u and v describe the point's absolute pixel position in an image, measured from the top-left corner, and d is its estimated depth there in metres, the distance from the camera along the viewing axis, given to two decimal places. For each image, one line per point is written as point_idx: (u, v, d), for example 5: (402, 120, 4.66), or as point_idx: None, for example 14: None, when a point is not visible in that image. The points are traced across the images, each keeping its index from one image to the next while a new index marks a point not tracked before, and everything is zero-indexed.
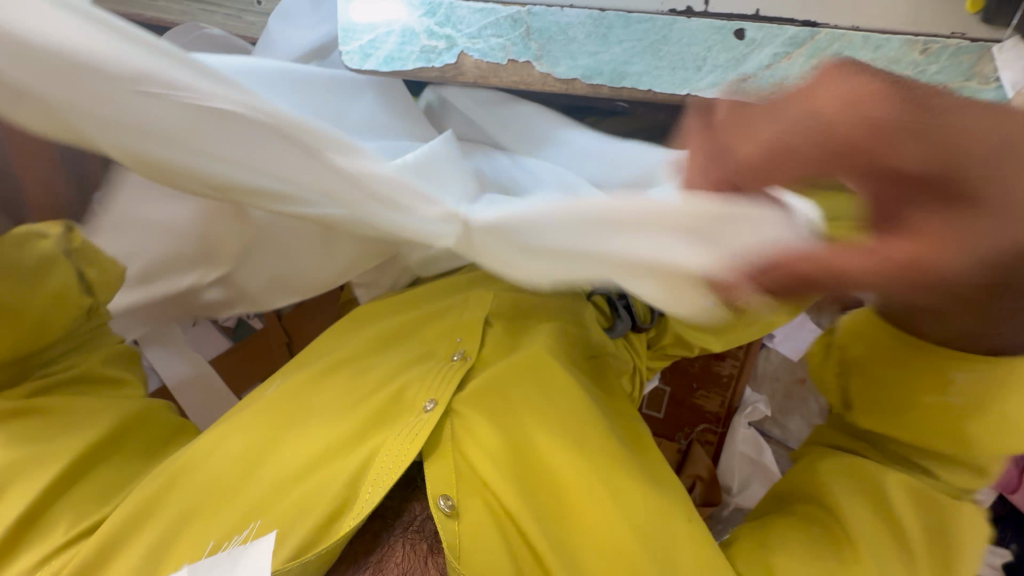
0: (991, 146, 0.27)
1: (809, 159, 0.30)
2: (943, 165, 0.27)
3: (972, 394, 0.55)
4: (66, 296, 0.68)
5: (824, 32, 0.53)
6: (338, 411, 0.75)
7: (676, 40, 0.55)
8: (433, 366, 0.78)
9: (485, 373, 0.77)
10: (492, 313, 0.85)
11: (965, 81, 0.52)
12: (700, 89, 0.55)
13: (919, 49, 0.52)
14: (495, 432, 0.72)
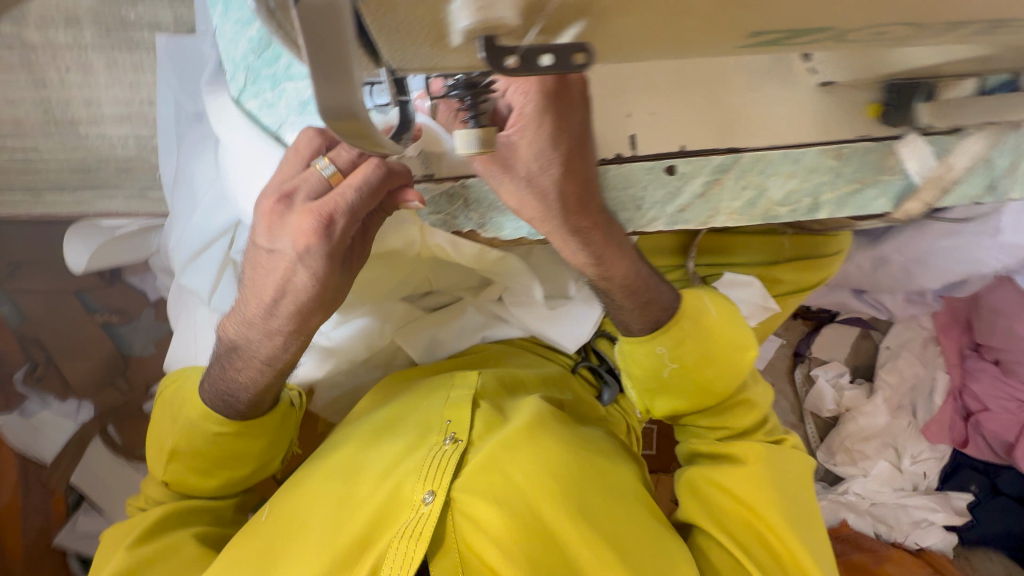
0: (586, 187, 0.46)
1: (582, 166, 0.45)
2: (561, 161, 0.43)
3: (687, 363, 0.56)
4: (205, 436, 0.61)
5: (749, 155, 0.54)
6: (333, 518, 0.56)
7: (612, 186, 0.55)
8: (425, 455, 0.59)
9: (486, 452, 0.59)
10: (479, 392, 0.67)
11: (877, 175, 0.56)
12: (642, 225, 0.58)
13: (833, 156, 0.54)
14: (507, 513, 0.54)
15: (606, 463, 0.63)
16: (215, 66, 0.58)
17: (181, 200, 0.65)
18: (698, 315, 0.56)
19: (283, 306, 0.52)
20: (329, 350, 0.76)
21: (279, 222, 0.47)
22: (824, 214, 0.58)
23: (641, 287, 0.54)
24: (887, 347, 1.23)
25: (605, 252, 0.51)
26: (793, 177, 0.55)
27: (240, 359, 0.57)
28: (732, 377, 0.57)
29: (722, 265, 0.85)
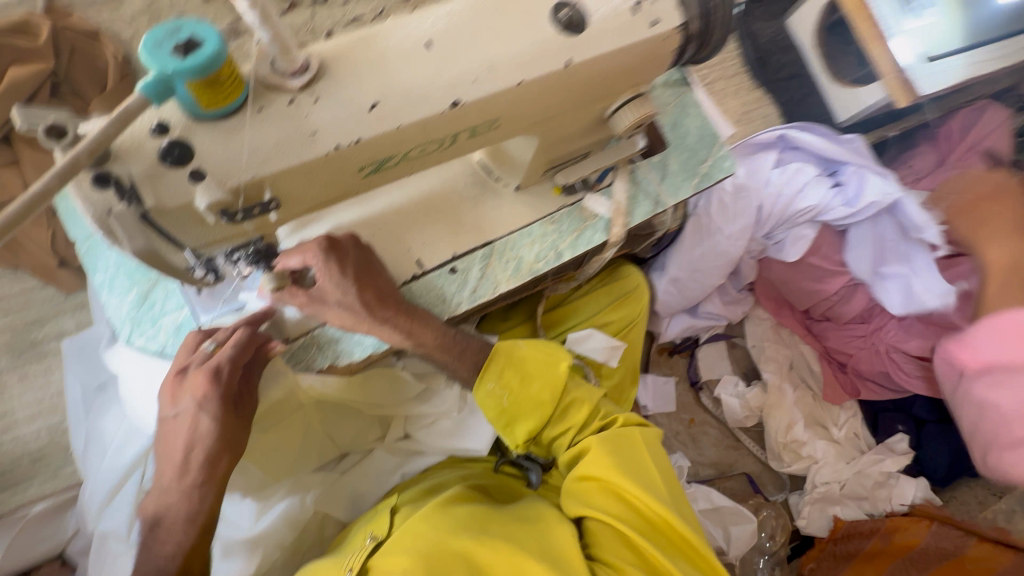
0: (384, 290, 0.67)
1: (375, 280, 0.67)
2: (357, 276, 0.65)
3: (513, 386, 0.72)
4: None
5: (499, 241, 0.81)
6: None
7: (421, 294, 0.78)
8: (343, 558, 0.65)
9: (399, 527, 0.65)
10: (399, 500, 0.74)
11: (585, 223, 0.85)
12: (454, 310, 0.78)
13: (551, 223, 0.83)
14: (417, 551, 0.60)
15: (514, 500, 0.70)
16: (106, 334, 0.76)
17: (95, 456, 0.75)
18: (511, 349, 0.73)
19: (189, 465, 0.61)
20: (252, 544, 0.80)
21: (179, 387, 0.61)
22: (570, 256, 0.83)
23: (457, 343, 0.72)
24: (754, 345, 1.41)
25: (419, 329, 0.69)
26: (535, 243, 0.82)
27: (163, 533, 0.63)
28: (557, 385, 0.72)
29: (565, 331, 1.07)
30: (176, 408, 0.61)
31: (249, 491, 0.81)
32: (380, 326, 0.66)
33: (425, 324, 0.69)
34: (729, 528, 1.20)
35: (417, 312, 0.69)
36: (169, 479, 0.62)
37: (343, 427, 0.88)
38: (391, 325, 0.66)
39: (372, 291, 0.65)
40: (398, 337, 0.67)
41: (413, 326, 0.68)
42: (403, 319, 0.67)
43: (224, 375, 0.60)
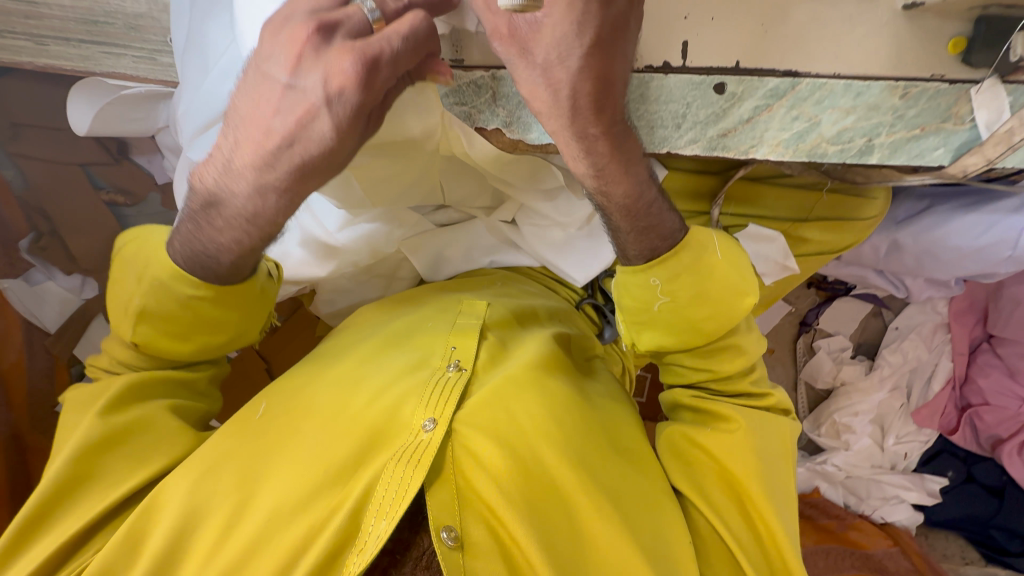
0: (607, 93, 0.46)
1: (607, 69, 0.44)
2: (595, 43, 0.42)
3: (677, 294, 0.56)
4: (173, 298, 0.59)
5: (807, 81, 0.49)
6: (329, 431, 0.56)
7: (654, 98, 0.51)
8: (426, 379, 0.60)
9: (489, 386, 0.60)
10: (487, 322, 0.68)
11: (941, 123, 0.51)
12: (679, 146, 0.54)
13: (899, 95, 0.50)
14: (512, 457, 0.55)
15: (605, 416, 0.63)
16: None
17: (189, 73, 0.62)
18: (701, 252, 0.56)
19: (282, 155, 0.48)
20: (331, 252, 0.74)
21: (312, 54, 0.45)
22: (875, 159, 0.54)
23: (642, 210, 0.54)
24: (895, 328, 1.21)
25: (611, 169, 0.51)
26: (851, 114, 0.51)
27: (224, 211, 0.53)
28: (727, 317, 0.57)
29: (748, 216, 0.82)
30: (303, 78, 0.45)
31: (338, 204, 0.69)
32: (569, 137, 0.49)
33: (618, 168, 0.51)
34: None
35: (619, 147, 0.50)
36: (246, 160, 0.49)
37: (456, 180, 0.74)
38: (587, 151, 0.49)
39: (593, 86, 0.45)
40: (582, 167, 0.51)
41: (602, 165, 0.50)
42: (603, 150, 0.49)
43: (384, 76, 0.45)
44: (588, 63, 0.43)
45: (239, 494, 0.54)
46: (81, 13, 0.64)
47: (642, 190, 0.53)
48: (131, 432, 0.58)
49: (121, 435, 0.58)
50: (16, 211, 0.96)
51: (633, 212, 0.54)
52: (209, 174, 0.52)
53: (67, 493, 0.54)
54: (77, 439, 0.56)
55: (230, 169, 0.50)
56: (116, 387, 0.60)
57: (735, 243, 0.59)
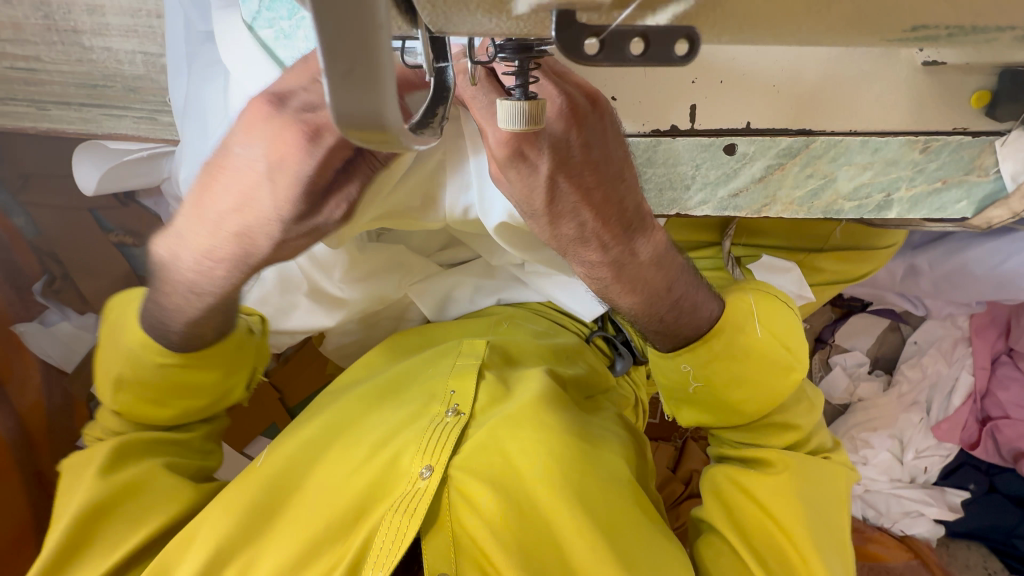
0: (612, 209, 0.47)
1: (604, 180, 0.45)
2: (584, 168, 0.43)
3: (716, 363, 0.56)
4: (146, 368, 0.59)
5: (822, 139, 0.47)
6: (330, 483, 0.57)
7: (661, 161, 0.49)
8: (426, 426, 0.59)
9: (487, 429, 0.60)
10: (487, 362, 0.68)
11: (964, 175, 0.49)
12: (689, 207, 0.52)
13: (918, 149, 0.48)
14: (509, 506, 0.55)
15: (605, 453, 0.62)
16: None
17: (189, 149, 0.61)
18: (739, 334, 0.55)
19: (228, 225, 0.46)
20: (337, 301, 0.74)
21: (265, 122, 0.42)
22: (893, 213, 0.52)
23: (674, 312, 0.54)
24: (914, 342, 1.19)
25: (642, 287, 0.52)
26: (868, 169, 0.49)
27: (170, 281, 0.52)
28: (765, 388, 0.56)
29: (760, 247, 0.80)
30: (247, 147, 0.43)
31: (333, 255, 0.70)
32: (583, 255, 0.50)
33: (648, 288, 0.52)
34: None
35: (641, 260, 0.51)
36: (191, 229, 0.48)
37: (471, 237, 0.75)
38: (610, 273, 0.51)
39: (596, 205, 0.46)
40: (619, 292, 0.53)
41: (634, 294, 0.52)
42: (627, 266, 0.50)
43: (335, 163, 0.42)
44: (585, 197, 0.45)
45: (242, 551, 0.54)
46: (84, 78, 0.64)
47: (673, 297, 0.53)
48: (126, 496, 0.58)
49: (118, 499, 0.58)
50: (29, 256, 0.96)
51: (666, 320, 0.54)
52: (167, 246, 0.51)
53: (65, 567, 0.54)
54: (77, 502, 0.56)
55: (177, 241, 0.49)
56: (103, 455, 0.59)
57: (784, 313, 0.58)
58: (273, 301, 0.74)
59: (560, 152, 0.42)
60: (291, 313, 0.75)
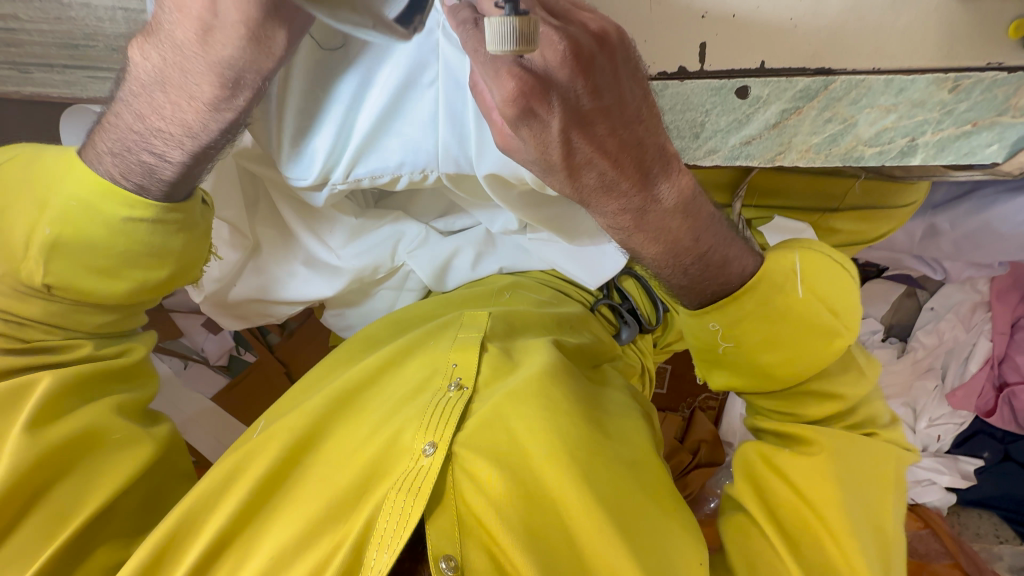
0: (630, 158, 0.44)
1: (618, 129, 0.42)
2: (596, 118, 0.41)
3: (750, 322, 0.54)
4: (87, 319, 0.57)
5: (842, 79, 0.44)
6: (332, 464, 0.56)
7: (669, 107, 0.46)
8: (429, 402, 0.57)
9: (491, 403, 0.57)
10: (489, 334, 0.66)
11: (997, 116, 0.45)
12: (699, 157, 0.50)
13: (948, 88, 0.44)
14: (518, 485, 0.52)
15: (613, 431, 0.60)
16: None
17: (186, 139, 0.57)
18: (778, 287, 0.53)
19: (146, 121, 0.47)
20: (333, 271, 0.72)
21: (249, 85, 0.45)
22: (918, 159, 0.48)
23: (700, 264, 0.53)
24: (931, 309, 1.14)
25: (666, 237, 0.51)
26: (892, 112, 0.45)
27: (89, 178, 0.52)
28: (807, 351, 0.54)
29: (771, 209, 0.77)
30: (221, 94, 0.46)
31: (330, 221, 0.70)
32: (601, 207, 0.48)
33: (672, 238, 0.51)
34: None
35: (665, 209, 0.49)
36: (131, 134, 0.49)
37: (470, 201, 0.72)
38: (631, 224, 0.50)
39: (612, 155, 0.44)
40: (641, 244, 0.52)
41: (657, 243, 0.51)
42: (648, 218, 0.49)
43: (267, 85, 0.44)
44: (599, 146, 0.43)
45: (243, 539, 0.53)
46: (61, 38, 0.61)
47: (699, 246, 0.52)
48: (79, 452, 0.54)
49: (68, 451, 0.53)
50: None
51: (692, 273, 0.53)
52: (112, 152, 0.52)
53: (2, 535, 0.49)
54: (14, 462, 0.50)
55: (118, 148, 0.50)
56: (36, 400, 0.53)
57: (828, 269, 0.54)
58: (269, 271, 0.72)
59: (571, 105, 0.39)
60: (286, 282, 0.73)
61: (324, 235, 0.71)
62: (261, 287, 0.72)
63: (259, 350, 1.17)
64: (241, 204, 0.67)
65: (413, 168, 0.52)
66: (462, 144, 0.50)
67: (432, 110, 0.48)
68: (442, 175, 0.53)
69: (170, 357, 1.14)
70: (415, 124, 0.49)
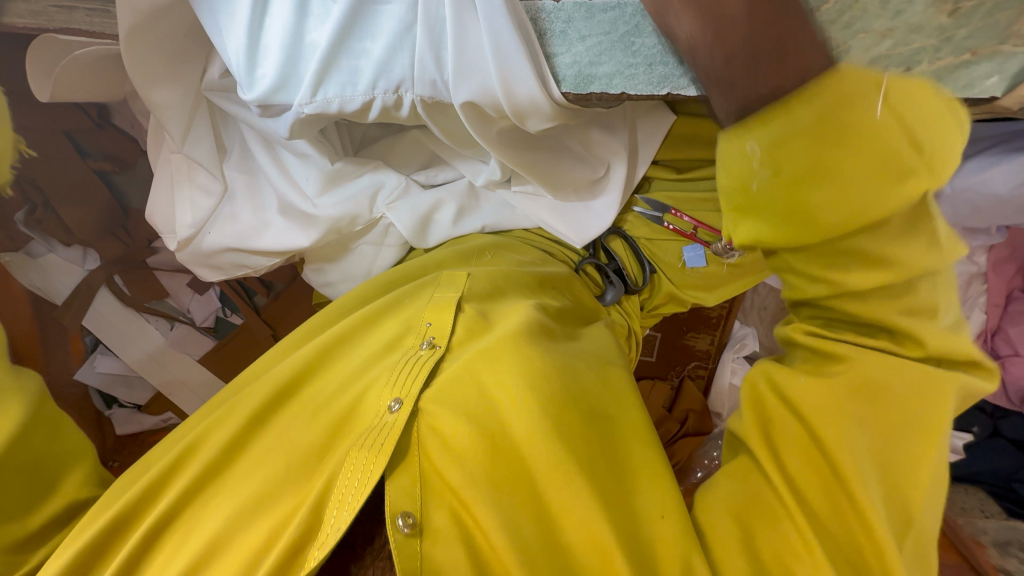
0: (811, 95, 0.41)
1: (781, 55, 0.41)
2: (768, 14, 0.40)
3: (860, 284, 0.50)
4: None
5: (830, 6, 0.44)
6: (300, 424, 0.56)
7: (652, 28, 0.43)
8: (398, 360, 0.58)
9: (460, 358, 0.57)
10: (466, 294, 0.64)
11: (998, 45, 0.43)
12: (683, 87, 0.45)
13: (948, 11, 0.42)
14: (484, 437, 0.51)
15: (598, 388, 0.59)
16: None
17: (137, 62, 0.56)
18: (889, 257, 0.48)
19: None
20: (308, 219, 0.69)
21: None
22: (913, 93, 0.45)
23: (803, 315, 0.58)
24: None
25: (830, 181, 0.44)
26: (887, 38, 0.43)
27: None
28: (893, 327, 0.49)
29: None
30: None
31: (305, 158, 0.68)
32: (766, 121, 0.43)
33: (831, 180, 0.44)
34: None
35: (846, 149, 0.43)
36: None
37: (452, 153, 0.73)
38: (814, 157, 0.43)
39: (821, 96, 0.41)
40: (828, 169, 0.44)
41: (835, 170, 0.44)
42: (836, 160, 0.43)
43: None
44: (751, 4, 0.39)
45: (208, 499, 0.54)
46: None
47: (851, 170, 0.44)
48: None
49: None
50: None
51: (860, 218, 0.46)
52: None
53: None
54: None
55: None
56: None
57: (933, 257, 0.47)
58: (244, 220, 0.70)
59: None
60: (258, 232, 0.70)
61: (301, 182, 0.69)
62: (235, 236, 0.70)
63: (246, 312, 1.16)
64: (213, 149, 0.67)
65: (385, 86, 0.47)
66: (440, 65, 0.46)
67: (401, 24, 0.44)
68: (417, 100, 0.48)
69: (156, 318, 1.15)
70: (382, 39, 0.45)
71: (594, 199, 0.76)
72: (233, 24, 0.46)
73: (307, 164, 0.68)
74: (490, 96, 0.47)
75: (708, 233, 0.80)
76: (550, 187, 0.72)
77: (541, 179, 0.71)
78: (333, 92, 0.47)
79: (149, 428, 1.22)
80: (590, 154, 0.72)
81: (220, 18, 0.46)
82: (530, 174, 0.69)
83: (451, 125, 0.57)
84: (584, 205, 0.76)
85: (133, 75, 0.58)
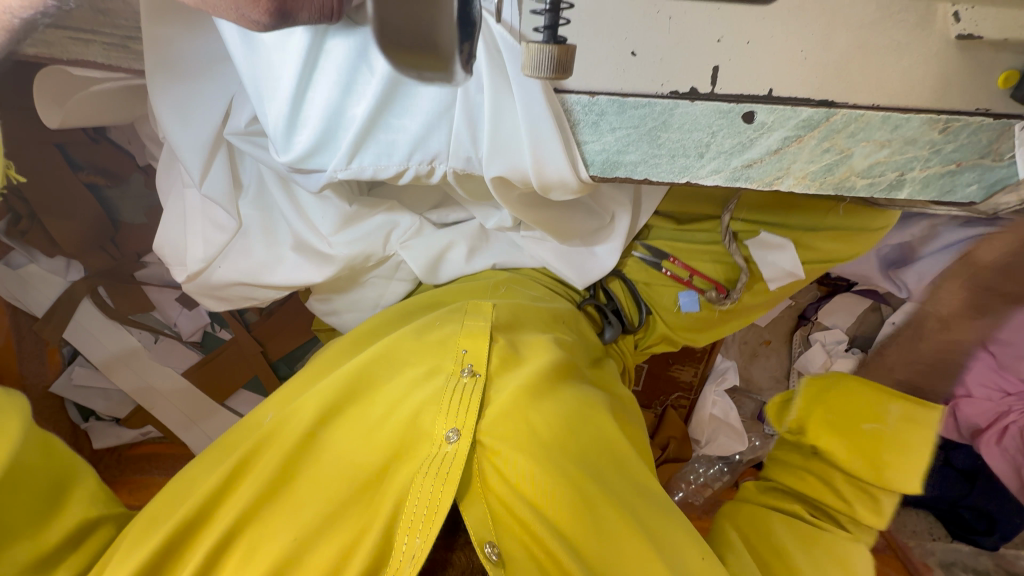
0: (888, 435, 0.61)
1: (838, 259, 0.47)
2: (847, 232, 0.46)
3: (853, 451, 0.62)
4: None
5: (844, 112, 0.45)
6: (346, 448, 0.55)
7: (677, 126, 0.47)
8: (443, 386, 0.58)
9: (502, 389, 0.59)
10: (495, 325, 0.66)
11: (979, 159, 0.48)
12: (700, 176, 0.50)
13: (938, 129, 0.46)
14: (550, 470, 0.53)
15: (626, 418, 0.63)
16: None
17: (166, 102, 0.58)
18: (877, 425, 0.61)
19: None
20: (323, 257, 0.70)
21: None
22: (904, 193, 0.51)
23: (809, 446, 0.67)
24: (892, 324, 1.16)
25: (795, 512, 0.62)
26: (886, 147, 0.47)
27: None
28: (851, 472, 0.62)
29: (761, 222, 0.79)
30: None
31: (323, 197, 0.68)
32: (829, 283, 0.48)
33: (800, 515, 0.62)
34: (721, 437, 1.23)
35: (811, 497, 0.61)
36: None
37: (465, 198, 0.74)
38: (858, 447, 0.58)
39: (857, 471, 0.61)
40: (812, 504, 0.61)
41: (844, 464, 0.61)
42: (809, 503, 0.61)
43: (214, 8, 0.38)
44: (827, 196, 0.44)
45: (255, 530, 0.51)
46: None
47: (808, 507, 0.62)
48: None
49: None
50: None
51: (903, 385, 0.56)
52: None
53: None
54: None
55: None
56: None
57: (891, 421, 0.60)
58: (257, 254, 0.70)
59: None
60: (270, 267, 0.70)
61: (316, 220, 0.70)
62: (245, 272, 0.69)
63: (235, 328, 1.14)
64: (228, 183, 0.65)
65: (421, 158, 0.51)
66: (475, 142, 0.50)
67: (438, 104, 0.47)
68: (450, 170, 0.53)
69: (140, 330, 1.11)
70: (419, 117, 0.48)
71: (600, 247, 0.78)
72: (277, 90, 0.47)
73: (323, 204, 0.69)
74: (518, 174, 0.51)
75: (703, 280, 0.83)
76: (558, 236, 0.75)
77: (550, 230, 0.73)
78: (371, 163, 0.51)
79: (128, 441, 1.17)
80: (600, 205, 0.74)
81: (260, 83, 0.48)
82: (542, 225, 0.71)
83: (474, 184, 0.59)
84: (590, 252, 0.79)
85: (158, 115, 0.58)
